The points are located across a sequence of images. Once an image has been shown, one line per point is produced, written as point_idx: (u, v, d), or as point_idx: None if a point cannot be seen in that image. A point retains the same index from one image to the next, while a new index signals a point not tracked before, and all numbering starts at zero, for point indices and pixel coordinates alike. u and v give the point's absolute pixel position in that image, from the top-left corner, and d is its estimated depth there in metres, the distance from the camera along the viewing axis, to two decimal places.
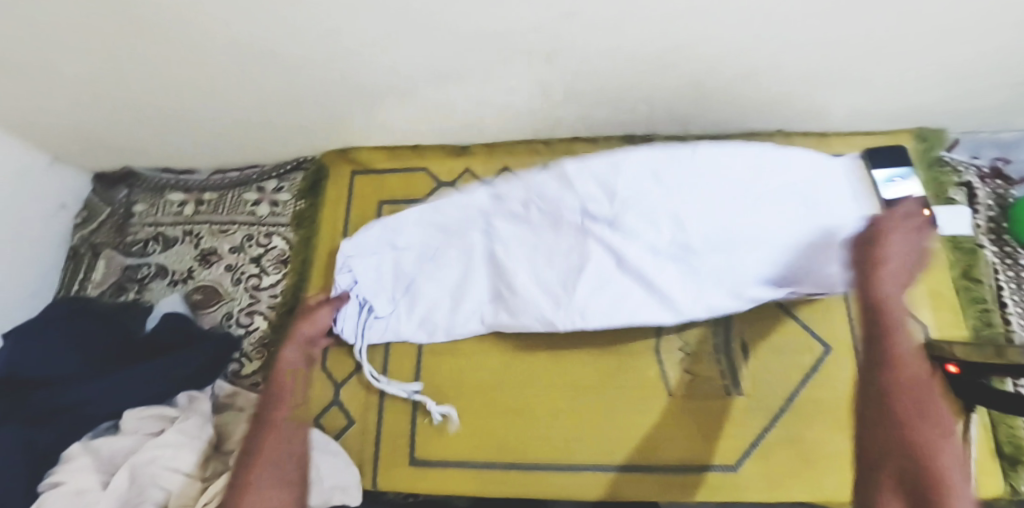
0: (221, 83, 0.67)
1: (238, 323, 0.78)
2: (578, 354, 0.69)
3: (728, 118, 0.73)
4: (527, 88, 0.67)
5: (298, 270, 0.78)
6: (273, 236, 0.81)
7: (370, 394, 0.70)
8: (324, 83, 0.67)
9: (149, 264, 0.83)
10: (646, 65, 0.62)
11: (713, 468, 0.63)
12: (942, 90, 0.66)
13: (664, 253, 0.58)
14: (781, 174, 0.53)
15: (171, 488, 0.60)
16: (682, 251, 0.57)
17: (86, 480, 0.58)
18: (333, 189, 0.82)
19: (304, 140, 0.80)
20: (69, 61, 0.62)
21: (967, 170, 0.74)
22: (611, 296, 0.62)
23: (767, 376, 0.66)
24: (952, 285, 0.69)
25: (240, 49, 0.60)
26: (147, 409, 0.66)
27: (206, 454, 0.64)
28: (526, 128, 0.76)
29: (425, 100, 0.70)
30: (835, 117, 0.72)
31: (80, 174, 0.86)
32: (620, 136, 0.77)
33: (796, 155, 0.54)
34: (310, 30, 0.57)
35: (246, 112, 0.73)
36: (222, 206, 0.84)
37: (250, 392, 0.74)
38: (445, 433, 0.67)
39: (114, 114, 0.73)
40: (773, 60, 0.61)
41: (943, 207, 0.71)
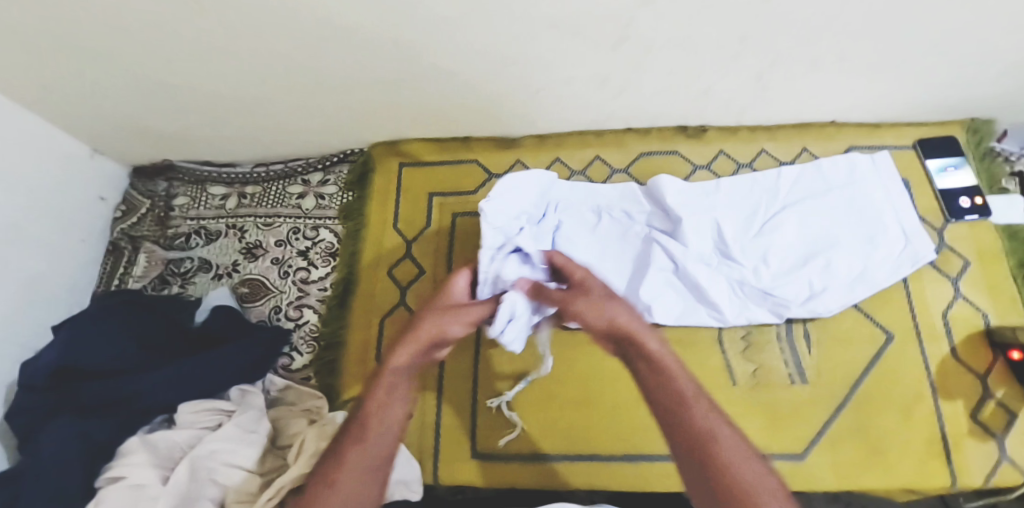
0: (276, 74, 0.66)
1: (286, 317, 0.76)
2: None
3: (783, 110, 0.73)
4: (588, 76, 0.66)
5: (347, 262, 0.77)
6: (320, 229, 0.80)
7: (428, 387, 0.69)
8: (381, 72, 0.66)
9: (192, 257, 0.81)
10: (712, 53, 0.62)
11: (780, 457, 0.63)
12: (998, 81, 0.66)
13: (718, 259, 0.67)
14: (771, 185, 0.72)
15: (229, 484, 0.59)
16: (722, 257, 0.68)
17: (146, 474, 0.57)
18: (381, 182, 0.81)
19: (351, 131, 0.79)
20: (126, 52, 0.61)
21: (1020, 159, 0.74)
22: (679, 297, 0.68)
23: (830, 365, 0.66)
24: (1009, 274, 0.69)
25: (301, 40, 0.60)
26: (202, 403, 0.64)
27: (263, 449, 0.63)
28: (580, 119, 0.76)
29: (482, 89, 0.69)
30: (889, 108, 0.73)
31: (121, 167, 0.85)
32: (674, 127, 0.77)
33: (782, 171, 0.72)
34: (376, 18, 0.56)
35: (296, 102, 0.72)
36: (266, 199, 0.83)
37: (303, 386, 0.72)
38: (507, 424, 0.67)
39: (162, 105, 0.72)
40: (838, 49, 0.61)
41: (997, 196, 0.72)
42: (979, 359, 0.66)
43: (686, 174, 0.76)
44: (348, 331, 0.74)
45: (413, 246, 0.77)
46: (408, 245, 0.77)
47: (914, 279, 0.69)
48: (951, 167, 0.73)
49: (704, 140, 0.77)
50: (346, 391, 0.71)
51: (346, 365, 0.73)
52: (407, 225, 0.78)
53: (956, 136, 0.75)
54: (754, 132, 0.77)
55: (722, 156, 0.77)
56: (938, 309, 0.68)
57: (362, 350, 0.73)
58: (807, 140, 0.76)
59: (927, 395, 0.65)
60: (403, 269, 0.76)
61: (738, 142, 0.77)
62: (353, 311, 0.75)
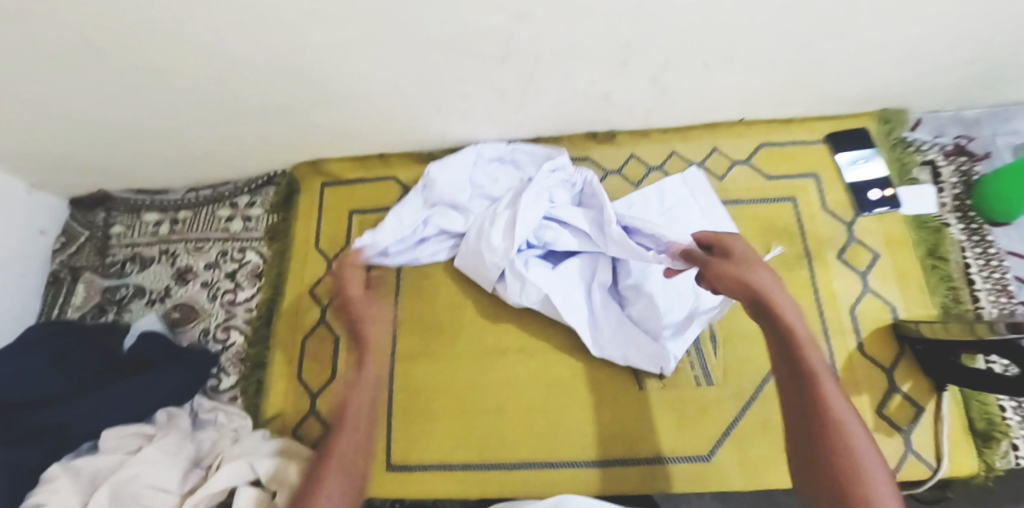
0: (185, 102, 0.68)
1: (215, 338, 0.78)
2: (551, 354, 0.69)
3: (691, 111, 0.73)
4: (486, 91, 0.67)
5: (271, 282, 0.79)
6: (247, 251, 0.82)
7: (346, 403, 0.71)
8: (287, 95, 0.68)
9: (128, 284, 0.84)
10: (603, 63, 0.62)
11: (685, 459, 0.63)
12: (897, 73, 0.66)
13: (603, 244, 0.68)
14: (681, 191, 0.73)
15: (152, 505, 0.60)
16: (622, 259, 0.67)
17: (66, 500, 0.58)
18: (305, 200, 0.82)
19: (272, 154, 0.81)
20: (35, 90, 0.63)
21: (931, 147, 0.74)
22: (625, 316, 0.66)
23: (741, 366, 0.66)
24: (921, 266, 0.69)
25: (201, 68, 0.62)
26: (123, 428, 0.66)
27: (186, 469, 0.64)
28: (492, 131, 0.77)
29: (387, 107, 0.71)
30: (797, 103, 0.72)
31: (59, 199, 0.87)
32: (585, 134, 0.78)
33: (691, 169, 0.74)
34: (263, 44, 0.58)
35: (212, 130, 0.74)
36: (197, 224, 0.85)
37: (229, 406, 0.74)
38: (420, 433, 0.68)
39: (85, 138, 0.74)
40: (729, 51, 0.61)
41: (907, 188, 0.72)
42: (886, 352, 0.66)
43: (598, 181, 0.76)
44: (272, 351, 0.76)
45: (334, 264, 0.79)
46: (329, 263, 0.79)
47: (821, 274, 0.69)
48: (861, 160, 0.73)
49: (616, 144, 0.77)
50: (268, 409, 0.74)
51: (272, 386, 0.74)
52: (329, 242, 0.80)
53: (868, 128, 0.75)
54: (664, 133, 0.77)
55: (632, 160, 0.77)
56: (846, 305, 0.68)
57: (287, 368, 0.75)
58: (717, 139, 0.76)
59: None
60: (324, 287, 0.78)
61: (650, 146, 0.77)
62: (277, 331, 0.77)
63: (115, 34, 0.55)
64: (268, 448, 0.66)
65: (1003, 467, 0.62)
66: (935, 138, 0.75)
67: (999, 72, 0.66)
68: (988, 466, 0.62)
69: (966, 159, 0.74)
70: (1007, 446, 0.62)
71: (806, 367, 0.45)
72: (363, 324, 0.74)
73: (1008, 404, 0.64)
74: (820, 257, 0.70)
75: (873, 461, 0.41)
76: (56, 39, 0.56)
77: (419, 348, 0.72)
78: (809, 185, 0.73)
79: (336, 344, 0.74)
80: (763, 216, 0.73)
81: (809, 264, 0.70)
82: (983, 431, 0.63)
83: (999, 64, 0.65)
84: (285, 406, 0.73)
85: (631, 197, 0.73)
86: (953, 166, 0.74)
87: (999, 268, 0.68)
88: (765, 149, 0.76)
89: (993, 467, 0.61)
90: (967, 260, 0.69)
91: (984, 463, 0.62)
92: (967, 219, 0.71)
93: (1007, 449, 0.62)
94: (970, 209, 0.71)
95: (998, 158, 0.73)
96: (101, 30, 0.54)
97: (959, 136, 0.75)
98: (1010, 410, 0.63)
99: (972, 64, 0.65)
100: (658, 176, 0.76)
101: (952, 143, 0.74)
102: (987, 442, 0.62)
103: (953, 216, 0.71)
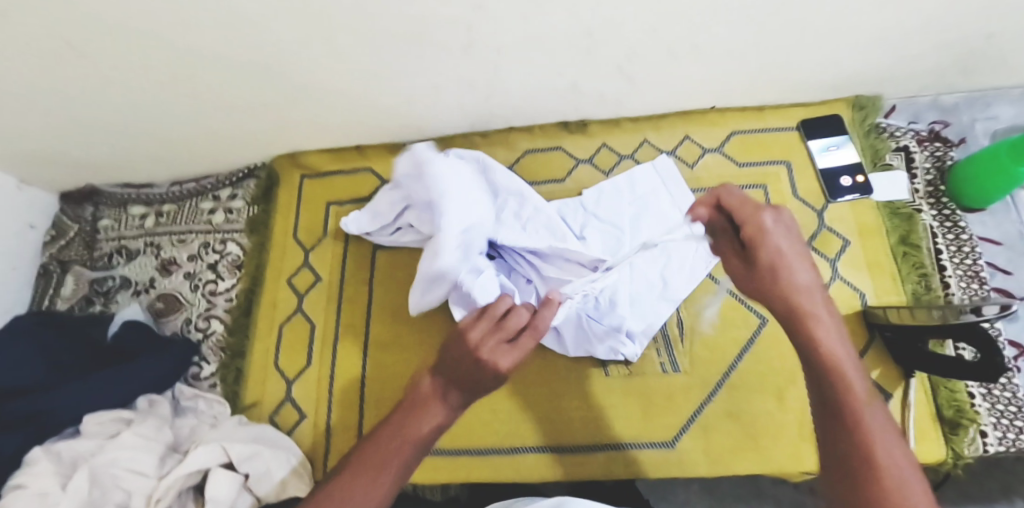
0: (163, 99, 0.70)
1: (196, 328, 0.80)
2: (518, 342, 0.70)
3: (660, 100, 0.73)
4: (454, 82, 0.68)
5: (250, 273, 0.81)
6: (228, 243, 0.84)
7: (320, 390, 0.73)
8: (261, 91, 0.69)
9: (115, 276, 0.86)
10: (567, 52, 0.62)
11: (650, 445, 0.64)
12: (867, 60, 0.66)
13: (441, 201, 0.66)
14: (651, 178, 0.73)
15: (129, 487, 0.62)
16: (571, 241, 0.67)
17: (45, 483, 0.60)
18: (284, 192, 0.84)
19: (251, 147, 0.82)
20: (17, 89, 0.65)
21: (905, 134, 0.74)
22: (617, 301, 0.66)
23: (706, 353, 0.66)
24: (891, 253, 0.68)
25: (175, 66, 0.63)
26: (103, 412, 0.68)
27: (163, 454, 0.66)
28: (464, 122, 0.78)
29: (359, 100, 0.72)
30: (768, 90, 0.72)
31: (48, 194, 0.89)
32: (556, 123, 0.78)
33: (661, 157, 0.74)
34: (232, 41, 0.59)
35: (191, 125, 0.75)
36: (180, 217, 0.87)
37: (210, 393, 0.76)
38: None
39: (68, 134, 0.76)
40: (694, 41, 0.61)
41: (879, 174, 0.71)
42: (856, 340, 0.66)
43: (570, 170, 0.77)
44: (251, 340, 0.77)
45: (311, 254, 0.80)
46: (306, 253, 0.80)
47: None
48: (834, 146, 0.73)
49: (588, 134, 0.78)
50: (247, 397, 0.75)
51: (250, 373, 0.76)
52: (307, 233, 0.82)
53: (841, 115, 0.74)
54: (636, 122, 0.77)
55: (604, 149, 0.77)
56: None
57: (264, 356, 0.76)
58: (689, 127, 0.76)
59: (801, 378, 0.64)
60: (301, 277, 0.79)
61: (621, 135, 0.77)
62: (256, 321, 0.78)
63: (88, 33, 0.57)
64: (241, 434, 0.67)
65: (972, 454, 0.61)
66: (910, 125, 0.74)
67: (972, 56, 0.65)
68: (955, 453, 0.61)
69: (941, 145, 0.73)
70: (974, 432, 0.62)
71: (806, 334, 0.40)
72: (338, 313, 0.76)
73: (977, 392, 0.63)
74: None
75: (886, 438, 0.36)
76: (32, 40, 0.57)
77: (391, 338, 0.73)
78: (780, 172, 0.73)
79: (312, 333, 0.76)
80: None
81: None
82: (951, 418, 0.62)
83: (971, 50, 0.65)
84: (263, 393, 0.75)
85: (600, 186, 0.73)
86: (927, 152, 0.73)
87: (971, 254, 0.68)
88: (737, 136, 0.75)
89: (960, 454, 0.61)
90: (938, 247, 0.68)
91: (951, 451, 0.61)
92: (940, 205, 0.71)
93: (975, 436, 0.62)
94: (944, 195, 0.71)
95: (975, 145, 0.73)
96: (72, 29, 0.56)
97: (935, 122, 0.74)
98: (980, 396, 0.63)
99: (943, 50, 0.64)
100: (629, 165, 0.76)
101: (927, 129, 0.74)
102: (954, 431, 0.62)
103: (926, 203, 0.71)
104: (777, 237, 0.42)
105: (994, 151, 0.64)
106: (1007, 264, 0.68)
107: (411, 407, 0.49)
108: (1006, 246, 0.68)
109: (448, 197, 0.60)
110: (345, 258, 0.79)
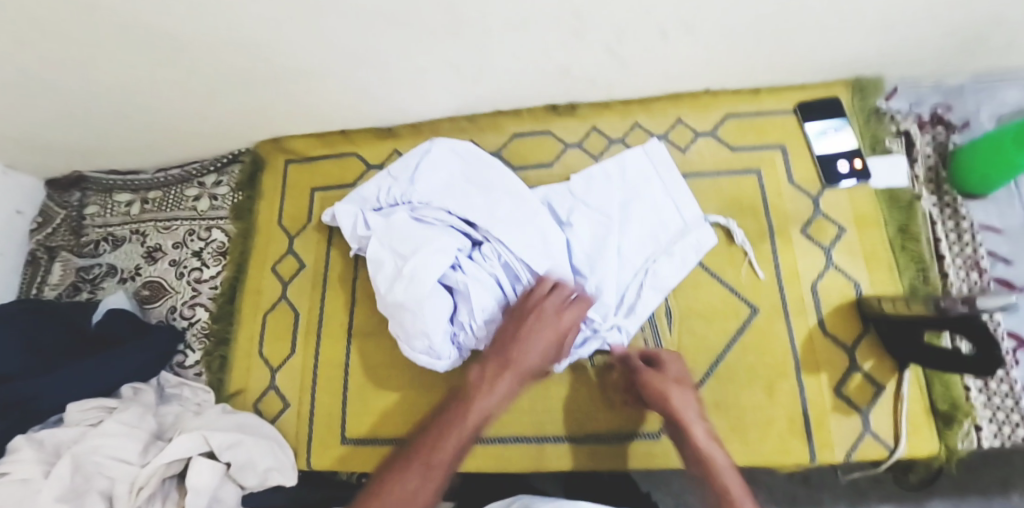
0: (141, 84, 0.68)
1: (182, 316, 0.80)
2: None
3: (652, 82, 0.70)
4: (437, 64, 0.65)
5: (234, 260, 0.80)
6: (213, 230, 0.83)
7: (305, 378, 0.72)
8: (241, 76, 0.67)
9: (101, 264, 0.85)
10: (552, 32, 0.60)
11: (634, 437, 0.63)
12: (868, 40, 0.63)
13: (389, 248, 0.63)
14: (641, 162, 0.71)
15: (112, 475, 0.62)
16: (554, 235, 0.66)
17: (27, 471, 0.60)
18: (270, 178, 0.83)
19: (234, 133, 0.80)
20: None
21: (906, 118, 0.71)
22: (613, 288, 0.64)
23: (694, 342, 0.65)
24: (889, 243, 0.66)
25: (151, 50, 0.61)
26: (87, 400, 0.68)
27: (147, 441, 0.66)
28: (451, 106, 0.75)
29: (342, 84, 0.70)
30: (765, 72, 0.69)
31: (34, 180, 0.88)
32: (545, 106, 0.76)
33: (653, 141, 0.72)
34: (207, 25, 0.57)
35: (171, 111, 0.74)
36: (166, 204, 0.86)
37: (195, 382, 0.77)
38: (376, 407, 0.70)
39: (47, 120, 0.74)
40: (685, 21, 0.58)
41: (878, 159, 0.69)
42: (849, 331, 0.64)
43: (558, 154, 0.75)
44: (236, 327, 0.77)
45: (296, 242, 0.79)
46: (290, 241, 0.79)
47: (784, 250, 0.67)
48: (831, 130, 0.70)
49: (577, 117, 0.76)
50: (232, 385, 0.75)
51: (235, 361, 0.76)
52: (292, 220, 0.80)
53: (840, 97, 0.71)
54: (627, 105, 0.74)
55: (594, 134, 0.75)
56: (808, 280, 0.66)
57: (249, 344, 0.76)
58: (682, 110, 0.74)
59: (791, 370, 0.63)
60: (286, 265, 0.78)
61: (612, 118, 0.75)
62: (241, 309, 0.78)
63: (58, 15, 0.55)
64: (224, 422, 0.67)
65: (965, 448, 0.60)
66: (912, 109, 0.72)
67: (979, 35, 0.62)
68: (948, 447, 0.60)
69: (943, 130, 0.71)
70: (969, 426, 0.60)
71: (688, 445, 0.53)
72: (323, 301, 0.75)
73: (973, 385, 0.62)
74: (783, 233, 0.68)
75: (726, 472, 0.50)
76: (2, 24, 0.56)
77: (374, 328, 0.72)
78: (775, 156, 0.71)
79: (296, 321, 0.75)
80: (726, 189, 0.71)
81: (771, 240, 0.68)
82: (944, 411, 0.60)
83: (978, 30, 0.61)
84: (248, 382, 0.74)
85: (589, 171, 0.71)
86: (929, 137, 0.71)
87: (972, 242, 0.66)
88: (731, 119, 0.73)
89: (953, 448, 0.60)
90: (938, 235, 0.66)
91: (944, 445, 0.60)
92: (939, 192, 0.69)
93: (969, 429, 0.60)
94: (944, 182, 0.69)
95: (978, 128, 0.70)
96: (40, 12, 0.54)
97: (938, 105, 0.71)
98: (976, 390, 0.61)
99: (948, 30, 0.61)
100: (619, 149, 0.74)
101: (930, 112, 0.71)
102: (947, 426, 0.60)
103: (926, 189, 0.69)
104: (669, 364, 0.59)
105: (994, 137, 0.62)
106: (1010, 254, 0.66)
107: (465, 393, 0.56)
108: (1008, 235, 0.66)
109: (378, 234, 0.64)
110: (330, 246, 0.77)
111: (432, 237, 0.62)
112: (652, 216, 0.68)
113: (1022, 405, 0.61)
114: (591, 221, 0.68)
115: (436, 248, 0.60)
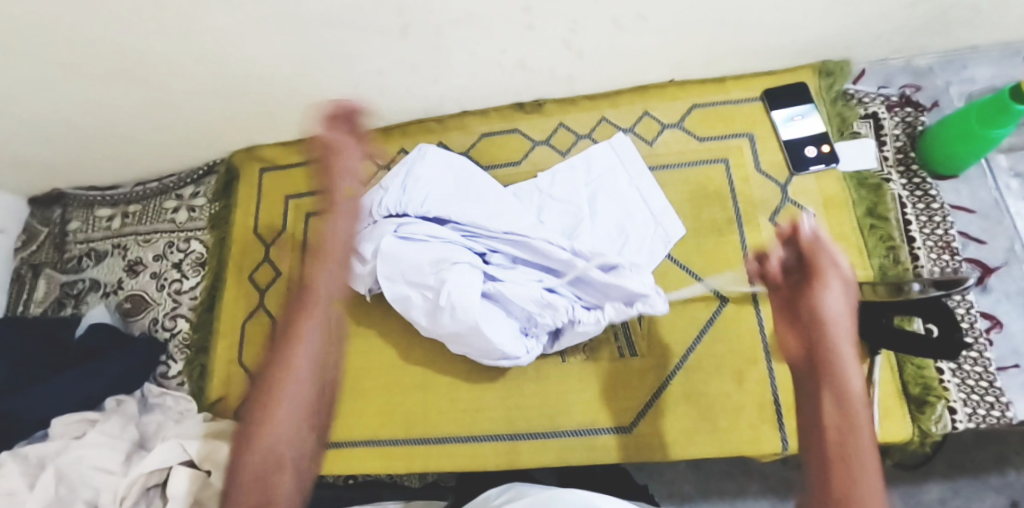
0: (106, 99, 0.69)
1: (164, 327, 0.81)
2: None
3: (614, 75, 0.70)
4: (395, 66, 0.66)
5: (213, 270, 0.81)
6: (192, 241, 0.84)
7: None
8: (202, 85, 0.67)
9: (84, 278, 0.86)
10: (505, 26, 0.59)
11: (607, 431, 0.63)
12: (826, 21, 0.62)
13: (407, 281, 0.64)
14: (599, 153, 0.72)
15: (94, 486, 0.63)
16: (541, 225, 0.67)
17: (12, 484, 0.62)
18: (244, 187, 0.84)
19: (206, 144, 0.81)
20: None
21: (875, 100, 0.70)
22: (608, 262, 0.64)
23: (664, 334, 0.65)
24: (857, 225, 0.66)
25: (111, 64, 0.62)
26: (71, 414, 0.69)
27: (129, 452, 0.67)
28: (416, 107, 0.76)
29: (306, 90, 0.70)
30: (727, 59, 0.69)
31: (15, 199, 0.89)
32: (511, 104, 0.76)
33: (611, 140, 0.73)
34: (161, 35, 0.58)
35: (141, 125, 0.75)
36: (145, 217, 0.87)
37: (178, 391, 0.77)
38: (352, 410, 0.72)
39: (18, 139, 0.75)
40: (636, 9, 0.57)
41: (846, 143, 0.69)
42: None
43: (527, 151, 0.75)
44: (215, 336, 0.78)
45: (272, 249, 0.80)
46: (267, 248, 0.80)
47: (752, 238, 0.67)
48: (798, 116, 0.70)
49: (543, 114, 0.76)
50: (212, 393, 0.76)
51: (214, 370, 0.77)
52: (267, 228, 0.81)
53: (807, 83, 0.71)
54: (593, 100, 0.75)
55: (561, 129, 0.75)
56: None
57: (228, 352, 0.77)
58: (647, 102, 0.73)
59: (761, 359, 0.63)
60: (263, 273, 0.79)
61: (579, 113, 0.75)
62: (219, 317, 0.79)
63: (15, 34, 0.56)
64: (205, 431, 0.68)
65: (939, 431, 0.60)
66: (880, 91, 0.71)
67: (939, 13, 0.61)
68: (920, 431, 0.59)
69: (913, 111, 0.70)
70: (942, 409, 0.60)
71: (841, 401, 0.40)
72: None
73: (946, 368, 0.61)
74: (751, 221, 0.67)
75: (863, 463, 0.36)
76: None
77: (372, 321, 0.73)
78: (742, 145, 0.70)
79: (274, 327, 0.76)
80: (694, 180, 0.70)
81: (739, 228, 0.67)
82: (915, 395, 0.60)
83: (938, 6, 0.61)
84: (228, 389, 0.75)
85: (556, 172, 0.72)
86: (898, 118, 0.70)
87: (943, 223, 0.65)
88: (698, 109, 0.72)
89: (926, 432, 0.59)
90: (908, 218, 0.66)
91: (916, 428, 0.60)
92: (910, 173, 0.67)
93: (943, 412, 0.60)
94: (914, 163, 0.68)
95: (948, 108, 0.69)
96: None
97: (906, 86, 0.70)
98: (948, 373, 0.61)
99: (907, 8, 0.60)
100: (587, 145, 0.74)
101: (898, 94, 0.70)
102: (919, 408, 0.60)
103: (896, 171, 0.68)
104: (826, 293, 0.42)
105: (938, 134, 0.64)
106: (981, 234, 0.65)
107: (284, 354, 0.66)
108: (979, 214, 0.65)
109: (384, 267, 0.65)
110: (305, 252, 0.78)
111: (447, 258, 0.63)
112: (613, 201, 0.69)
113: (996, 386, 0.60)
114: (565, 214, 0.68)
115: (458, 272, 0.61)
